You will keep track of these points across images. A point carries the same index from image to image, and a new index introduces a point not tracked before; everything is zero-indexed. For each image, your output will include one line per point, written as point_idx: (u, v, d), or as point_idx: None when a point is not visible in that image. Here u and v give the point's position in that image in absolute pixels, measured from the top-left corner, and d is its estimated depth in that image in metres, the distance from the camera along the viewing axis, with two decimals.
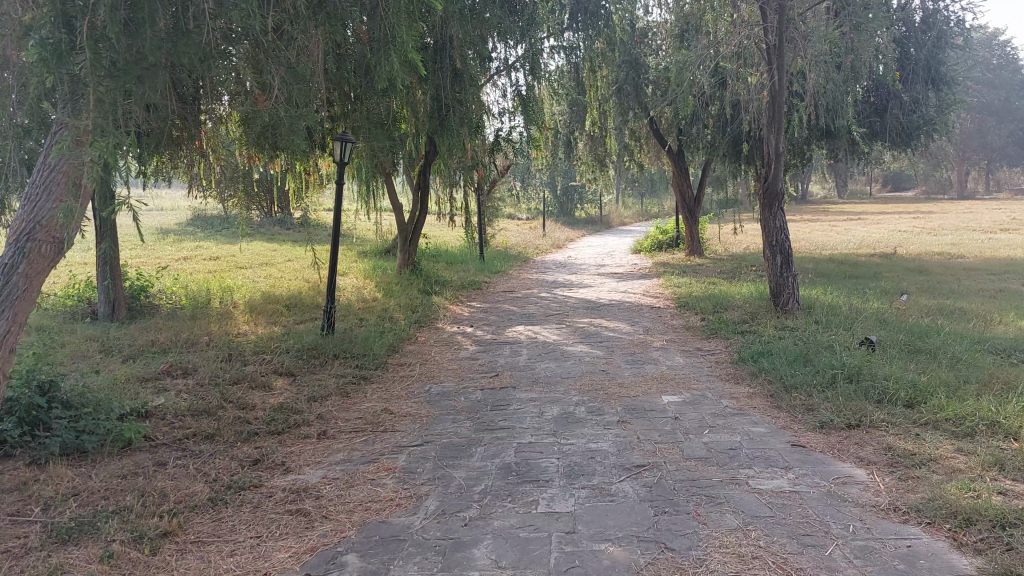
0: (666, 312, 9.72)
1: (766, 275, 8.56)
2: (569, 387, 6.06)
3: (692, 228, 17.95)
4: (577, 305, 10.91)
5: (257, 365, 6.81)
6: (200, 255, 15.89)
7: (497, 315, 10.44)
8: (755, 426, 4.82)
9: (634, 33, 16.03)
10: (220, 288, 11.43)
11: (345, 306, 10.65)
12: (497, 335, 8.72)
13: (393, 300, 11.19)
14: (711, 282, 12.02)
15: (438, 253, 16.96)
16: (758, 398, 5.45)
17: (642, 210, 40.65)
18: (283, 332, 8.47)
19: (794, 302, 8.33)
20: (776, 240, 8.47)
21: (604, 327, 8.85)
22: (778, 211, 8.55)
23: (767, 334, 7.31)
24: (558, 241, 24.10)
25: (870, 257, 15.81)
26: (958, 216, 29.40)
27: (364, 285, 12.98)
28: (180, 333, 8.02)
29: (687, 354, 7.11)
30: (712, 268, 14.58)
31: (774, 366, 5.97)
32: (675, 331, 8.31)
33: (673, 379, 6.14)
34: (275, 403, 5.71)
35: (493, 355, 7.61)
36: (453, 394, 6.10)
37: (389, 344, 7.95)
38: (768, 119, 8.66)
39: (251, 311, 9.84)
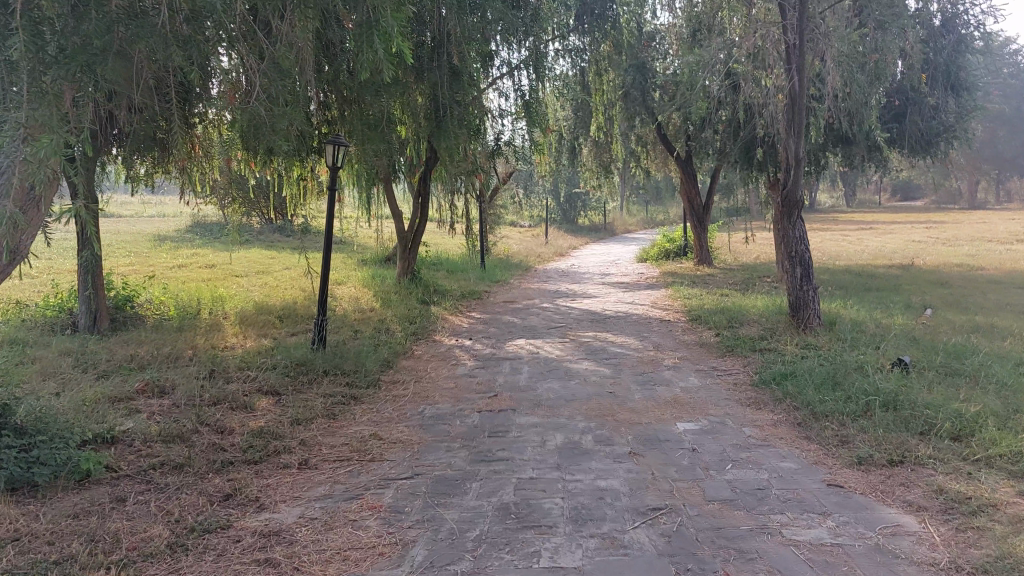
0: (676, 326, 9.23)
1: (785, 288, 8.04)
2: (574, 412, 5.58)
3: (701, 237, 17.46)
4: (582, 317, 10.43)
5: (239, 383, 6.31)
6: (194, 263, 15.49)
7: (498, 328, 9.97)
8: (783, 461, 4.33)
9: (641, 36, 15.56)
10: (211, 297, 10.99)
11: (339, 317, 10.19)
12: (498, 350, 8.25)
13: (390, 311, 10.73)
14: (723, 294, 11.52)
15: (438, 262, 16.51)
16: (784, 427, 4.96)
17: (648, 218, 40.16)
18: (272, 346, 7.99)
19: (816, 318, 7.82)
20: (796, 250, 7.93)
21: (612, 342, 8.37)
22: (797, 220, 8.01)
23: (787, 353, 6.82)
24: (563, 249, 23.64)
25: (887, 268, 15.29)
26: (971, 225, 28.84)
27: (362, 294, 12.53)
28: (161, 347, 7.56)
29: (701, 374, 6.62)
30: (722, 279, 14.09)
31: (799, 390, 5.48)
32: (687, 347, 7.83)
33: (688, 403, 5.66)
34: (255, 427, 5.20)
35: (493, 372, 7.14)
36: (448, 418, 5.63)
37: (383, 360, 7.46)
38: (787, 123, 8.11)
39: (241, 323, 9.40)
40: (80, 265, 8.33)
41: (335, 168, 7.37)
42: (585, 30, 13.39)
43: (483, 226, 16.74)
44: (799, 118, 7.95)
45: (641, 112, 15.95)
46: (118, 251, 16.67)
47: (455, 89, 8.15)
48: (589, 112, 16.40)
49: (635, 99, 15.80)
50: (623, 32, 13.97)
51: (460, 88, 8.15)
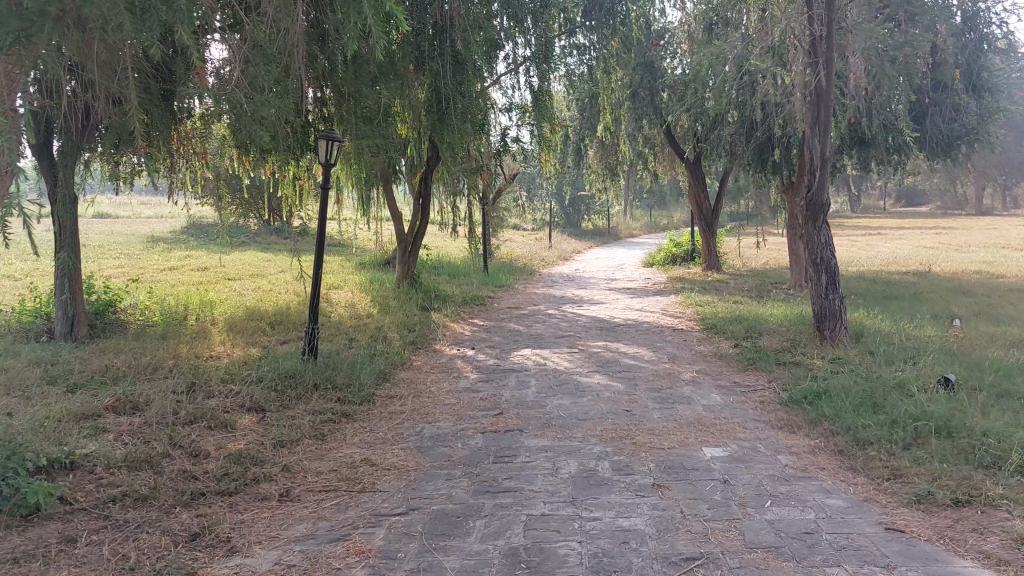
0: (691, 336, 8.71)
1: (810, 297, 7.49)
2: (588, 433, 5.07)
3: (710, 241, 16.94)
4: (590, 325, 9.91)
5: (220, 399, 5.77)
6: (187, 265, 14.98)
7: (502, 336, 9.44)
8: (829, 497, 3.80)
9: (650, 34, 15.04)
10: (200, 302, 10.47)
11: (334, 325, 9.67)
12: (502, 361, 7.72)
13: (388, 318, 10.21)
14: (737, 302, 11.00)
15: (439, 265, 16.00)
16: (824, 455, 4.44)
17: (652, 222, 39.66)
18: (260, 356, 7.45)
19: (842, 330, 7.27)
20: (822, 257, 7.38)
21: (624, 353, 7.85)
22: (824, 224, 7.45)
23: (817, 368, 6.29)
24: (567, 253, 23.14)
25: (904, 275, 14.75)
26: (982, 232, 28.34)
27: (359, 299, 12.03)
28: (140, 357, 7.04)
29: (724, 390, 6.09)
30: (734, 286, 13.56)
31: (838, 412, 4.96)
32: (706, 360, 7.30)
33: (714, 425, 5.12)
34: (233, 451, 4.67)
35: (497, 387, 6.61)
36: (449, 439, 5.10)
37: (378, 373, 6.93)
38: (812, 121, 7.53)
39: (230, 329, 8.90)
40: (58, 268, 7.84)
41: (328, 165, 6.84)
42: (594, 26, 12.85)
43: (485, 228, 16.25)
44: (826, 115, 7.41)
45: (649, 112, 15.47)
46: (109, 252, 16.17)
47: (457, 81, 7.64)
48: (596, 112, 15.88)
49: (643, 100, 15.32)
50: (632, 27, 13.45)
51: (462, 80, 7.64)
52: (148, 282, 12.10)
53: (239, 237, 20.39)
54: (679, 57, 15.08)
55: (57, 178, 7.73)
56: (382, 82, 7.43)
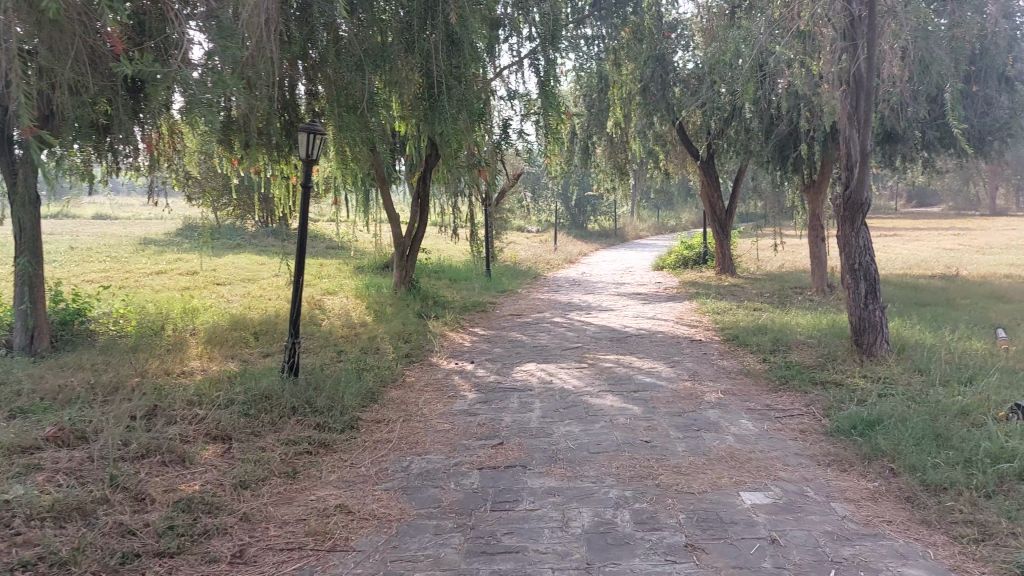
0: (710, 348, 7.97)
1: (845, 306, 6.74)
2: (602, 470, 4.34)
3: (723, 244, 16.18)
4: (599, 336, 9.18)
5: (180, 426, 5.05)
6: (176, 269, 14.33)
7: (504, 347, 8.73)
8: (906, 565, 3.07)
9: (662, 26, 14.32)
10: (180, 310, 9.77)
11: (324, 337, 8.95)
12: (504, 378, 6.98)
13: (382, 327, 9.49)
14: (757, 309, 10.27)
15: (439, 269, 15.31)
16: (888, 502, 3.71)
17: (660, 223, 38.92)
18: (238, 373, 6.74)
19: (883, 345, 6.52)
20: (859, 262, 6.61)
21: (638, 369, 7.12)
22: (862, 225, 6.67)
23: (859, 390, 5.56)
24: (573, 255, 22.44)
25: (930, 279, 13.99)
26: (1001, 233, 27.59)
27: (353, 306, 11.34)
28: (102, 374, 6.35)
29: (756, 416, 5.35)
30: (751, 291, 12.83)
31: (898, 446, 4.22)
32: (730, 378, 6.55)
33: (751, 461, 4.37)
34: (183, 496, 3.95)
35: (497, 409, 5.89)
36: (440, 476, 4.38)
37: (366, 394, 6.21)
38: (848, 112, 6.71)
39: (210, 340, 8.22)
40: (17, 274, 7.15)
41: (310, 161, 6.12)
42: (601, 17, 12.15)
43: (488, 230, 15.57)
44: (869, 105, 6.63)
45: (660, 109, 14.75)
46: (96, 256, 15.52)
47: (452, 65, 6.92)
48: (604, 107, 15.19)
49: (655, 95, 14.60)
50: (643, 18, 12.79)
51: (458, 64, 6.97)
52: (130, 288, 11.44)
53: (235, 239, 19.74)
54: (692, 51, 14.42)
55: (16, 175, 7.01)
56: (370, 67, 6.74)
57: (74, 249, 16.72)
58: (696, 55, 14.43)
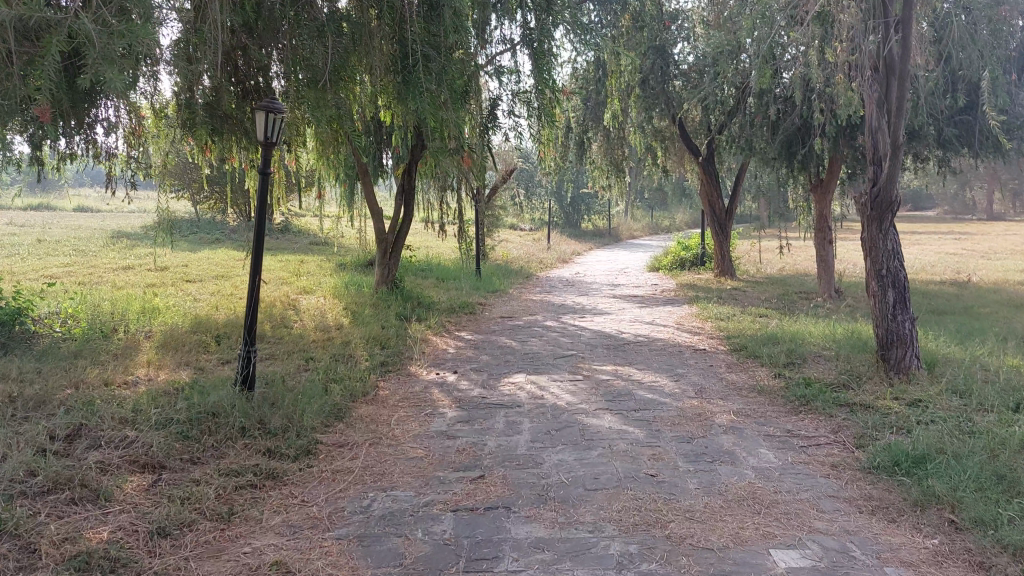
0: (717, 360, 7.23)
1: (871, 317, 6.03)
2: (601, 515, 3.61)
3: (723, 244, 15.36)
4: (594, 343, 8.44)
5: (103, 452, 4.30)
6: (145, 265, 13.49)
7: (490, 355, 7.99)
8: None
9: (663, 15, 13.67)
10: (139, 309, 8.97)
11: (293, 341, 8.18)
12: (488, 392, 6.23)
13: (357, 331, 8.73)
14: (763, 316, 9.58)
15: (426, 268, 14.56)
16: (956, 568, 3.00)
17: (654, 223, 38.24)
18: (189, 383, 5.99)
19: (913, 360, 5.81)
20: (887, 267, 5.90)
21: (638, 383, 6.38)
22: (891, 227, 5.94)
23: (893, 415, 4.87)
24: (566, 255, 21.73)
25: (940, 284, 13.37)
26: (1002, 236, 27.07)
27: (331, 306, 10.58)
28: (27, 386, 5.55)
29: (777, 444, 4.62)
30: (754, 295, 12.15)
31: (958, 492, 3.51)
32: (743, 396, 5.81)
33: (779, 506, 3.64)
34: (84, 548, 3.20)
35: (479, 430, 5.14)
36: (407, 521, 3.64)
37: (328, 410, 5.46)
38: (877, 101, 5.98)
39: (165, 345, 7.44)
40: None
41: (268, 144, 5.37)
42: (600, 2, 11.49)
43: (478, 227, 14.83)
44: (903, 92, 5.88)
45: (660, 102, 14.04)
46: (62, 249, 14.64)
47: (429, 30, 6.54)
48: (602, 100, 14.52)
49: (653, 87, 13.92)
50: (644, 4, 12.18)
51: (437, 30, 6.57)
52: (90, 285, 10.62)
53: (213, 234, 18.90)
54: (693, 41, 13.76)
55: None
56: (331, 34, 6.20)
57: (41, 242, 15.85)
58: (697, 46, 13.79)
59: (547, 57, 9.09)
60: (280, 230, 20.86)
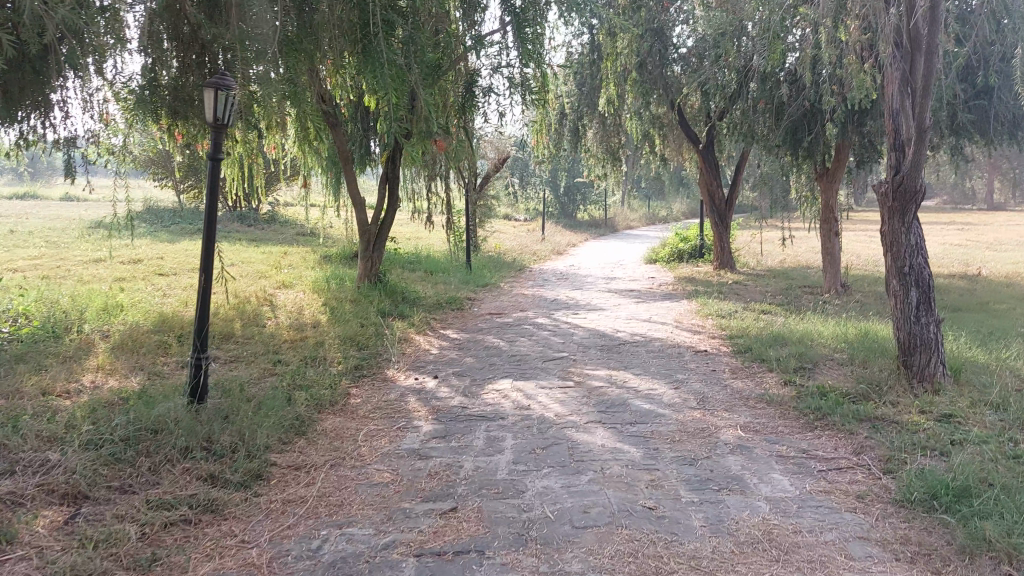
0: (720, 363, 6.67)
1: (891, 319, 5.49)
2: (590, 563, 3.05)
3: (723, 235, 14.77)
4: (588, 344, 7.86)
5: (17, 480, 3.73)
6: (119, 257, 12.86)
7: (476, 357, 7.42)
8: None
9: None
10: (101, 305, 8.36)
11: (264, 340, 7.59)
12: (469, 402, 5.66)
13: (333, 330, 8.14)
14: (766, 314, 9.05)
15: (414, 261, 13.97)
16: None
17: (652, 212, 37.71)
18: (135, 392, 5.40)
19: (939, 367, 5.26)
20: (909, 264, 5.34)
21: (634, 391, 5.81)
22: (913, 219, 5.37)
23: (923, 433, 4.32)
24: (561, 246, 21.17)
25: (949, 278, 12.84)
26: (1005, 228, 26.63)
27: (310, 302, 9.99)
28: None
29: (792, 469, 4.05)
30: (756, 290, 11.60)
31: (1015, 539, 2.96)
32: (750, 408, 5.25)
33: (800, 552, 3.07)
34: None
35: (456, 449, 4.58)
36: (362, 569, 3.07)
37: (286, 423, 4.89)
38: (902, 78, 5.38)
39: (122, 345, 6.83)
40: None
41: (218, 126, 4.75)
42: None
43: (468, 218, 14.26)
44: (929, 69, 5.30)
45: (658, 87, 13.42)
46: (34, 240, 14.01)
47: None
48: (597, 85, 13.91)
49: (651, 71, 13.27)
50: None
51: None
52: (54, 280, 10.01)
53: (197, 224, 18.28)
54: (693, 23, 13.15)
55: None
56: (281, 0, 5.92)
57: (13, 232, 15.19)
58: (697, 29, 13.18)
59: (537, 37, 8.52)
60: (267, 220, 20.22)
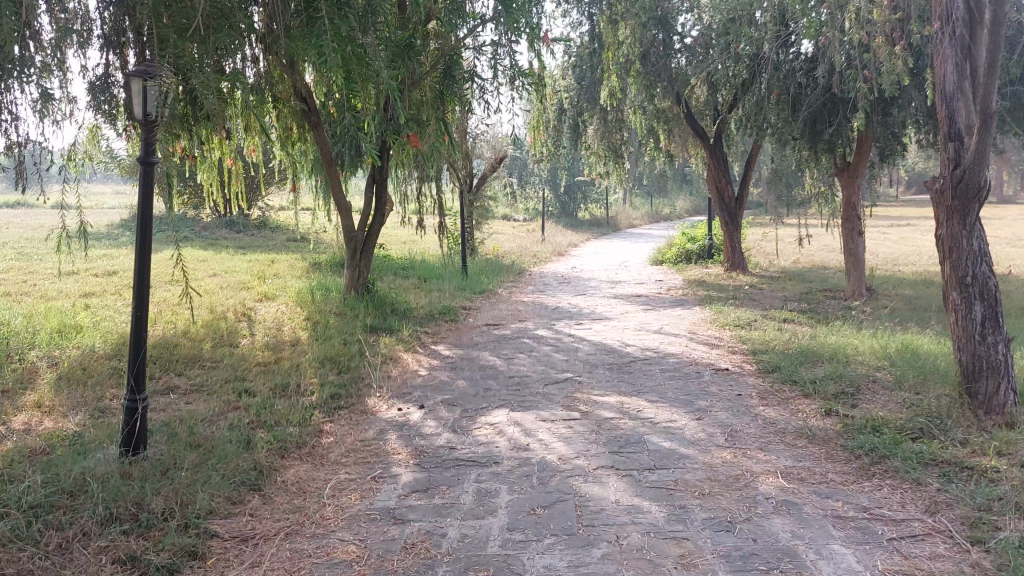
0: (746, 386, 5.85)
1: (951, 338, 4.70)
2: None
3: (735, 235, 13.94)
4: (594, 362, 7.06)
5: None
6: (92, 268, 12.06)
7: (470, 379, 6.62)
8: None
9: None
10: (56, 327, 7.55)
11: (233, 364, 6.78)
12: (459, 440, 4.86)
13: (312, 350, 7.34)
14: (788, 324, 8.26)
15: (407, 268, 13.17)
16: None
17: (654, 210, 36.95)
18: (67, 438, 4.59)
19: (1009, 396, 4.48)
20: (971, 274, 4.56)
21: (650, 424, 5.00)
22: (974, 221, 4.58)
23: (1011, 488, 3.54)
24: (563, 247, 20.38)
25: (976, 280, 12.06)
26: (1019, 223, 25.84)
27: (292, 317, 9.19)
28: None
29: (855, 537, 3.25)
30: (773, 295, 10.80)
31: None
32: (788, 449, 4.44)
33: None
34: None
35: (442, 508, 3.80)
36: None
37: (238, 476, 4.11)
38: (963, 57, 4.61)
39: (69, 374, 6.03)
40: None
41: (149, 124, 3.93)
42: None
43: (464, 220, 13.46)
44: (995, 47, 4.53)
45: (663, 78, 12.62)
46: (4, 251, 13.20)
47: None
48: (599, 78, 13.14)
49: (655, 62, 12.47)
50: None
51: None
52: (14, 297, 9.21)
53: (183, 232, 17.52)
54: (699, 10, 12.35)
55: None
56: None
57: None
58: (702, 19, 12.41)
59: (533, 24, 7.75)
60: (257, 225, 19.47)
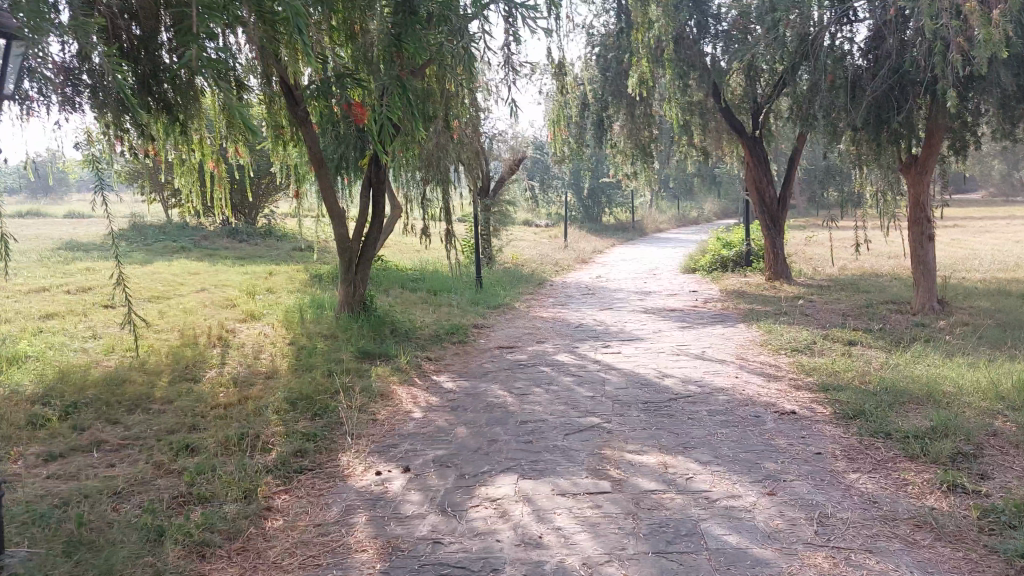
0: (826, 440, 4.52)
1: None
2: None
3: (778, 240, 12.50)
4: (626, 399, 5.78)
5: None
6: (69, 283, 10.95)
7: (473, 425, 5.34)
8: None
9: None
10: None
11: (186, 407, 5.56)
12: (447, 528, 3.58)
13: (286, 385, 6.09)
14: (858, 348, 6.91)
15: (415, 280, 11.97)
16: None
17: (682, 213, 35.56)
18: None
19: None
20: None
21: (706, 504, 3.68)
22: None
23: None
24: (587, 254, 19.07)
25: None
26: None
27: (275, 341, 7.98)
28: None
29: None
30: (828, 309, 9.42)
31: None
32: (911, 553, 3.10)
33: None
34: None
35: None
36: None
37: None
38: None
39: None
40: None
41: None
42: None
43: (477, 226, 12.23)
44: None
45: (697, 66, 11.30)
46: None
47: None
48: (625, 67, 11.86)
49: (688, 48, 11.18)
50: None
51: None
52: None
53: (181, 242, 16.46)
54: None
55: None
56: None
57: None
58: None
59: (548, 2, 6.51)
60: (263, 233, 18.40)
